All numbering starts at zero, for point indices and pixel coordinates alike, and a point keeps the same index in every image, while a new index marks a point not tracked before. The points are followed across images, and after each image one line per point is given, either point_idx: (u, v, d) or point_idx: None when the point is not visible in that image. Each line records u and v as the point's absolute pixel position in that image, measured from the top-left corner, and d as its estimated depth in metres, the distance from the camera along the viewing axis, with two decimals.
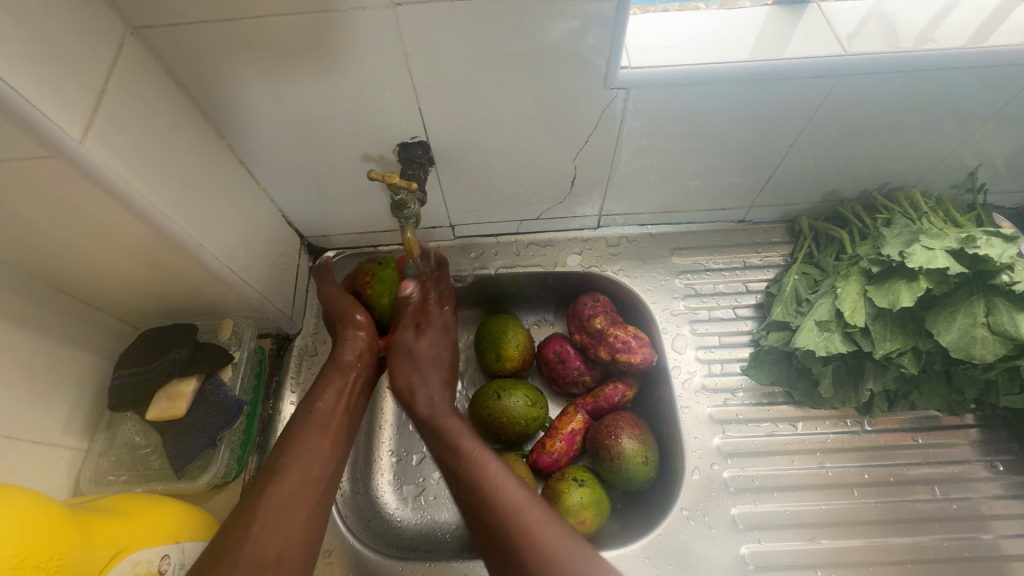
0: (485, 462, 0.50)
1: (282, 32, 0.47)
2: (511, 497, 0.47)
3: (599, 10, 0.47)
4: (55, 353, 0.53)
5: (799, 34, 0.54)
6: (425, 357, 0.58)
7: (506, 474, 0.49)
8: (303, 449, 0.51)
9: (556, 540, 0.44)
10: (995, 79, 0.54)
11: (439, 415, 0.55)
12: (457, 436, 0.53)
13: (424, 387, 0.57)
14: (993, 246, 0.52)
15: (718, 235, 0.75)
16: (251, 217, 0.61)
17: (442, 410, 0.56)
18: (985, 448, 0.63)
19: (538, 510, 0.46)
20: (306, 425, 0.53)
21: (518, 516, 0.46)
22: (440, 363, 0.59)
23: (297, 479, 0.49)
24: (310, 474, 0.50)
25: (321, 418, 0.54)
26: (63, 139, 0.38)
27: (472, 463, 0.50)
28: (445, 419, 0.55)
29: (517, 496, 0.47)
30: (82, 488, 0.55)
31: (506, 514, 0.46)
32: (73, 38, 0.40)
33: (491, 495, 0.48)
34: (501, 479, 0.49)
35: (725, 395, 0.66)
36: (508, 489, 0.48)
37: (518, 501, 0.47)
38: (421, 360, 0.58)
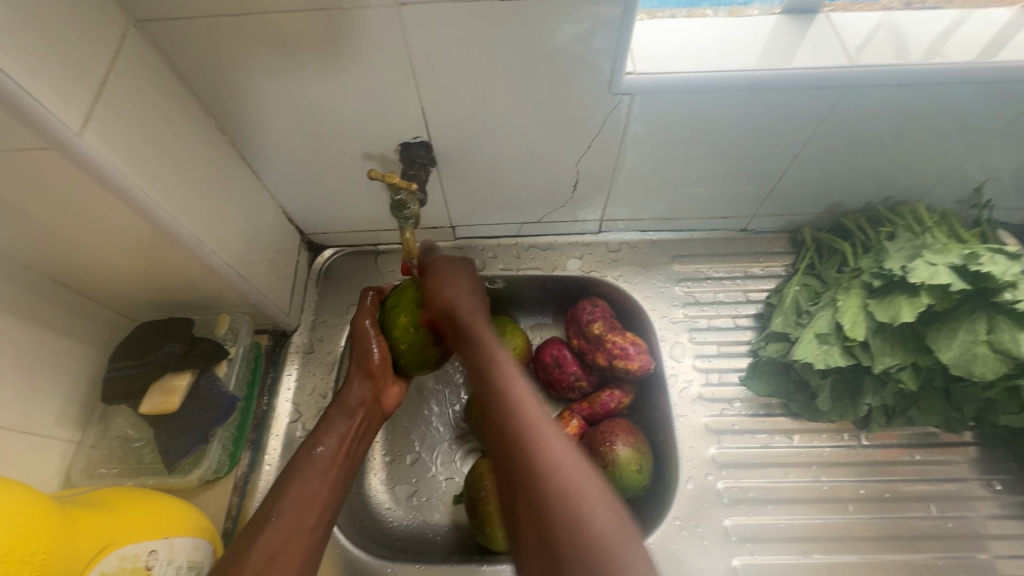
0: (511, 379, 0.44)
1: (285, 29, 0.47)
2: (526, 415, 0.41)
3: (605, 15, 0.47)
4: (50, 344, 0.52)
5: (806, 43, 0.54)
6: (449, 282, 0.53)
7: (529, 395, 0.43)
8: (301, 496, 0.50)
9: None
10: (1003, 95, 0.53)
11: (466, 321, 0.50)
12: (484, 343, 0.47)
13: (416, 385, 0.55)
14: (997, 263, 0.51)
15: (720, 243, 0.75)
16: (251, 213, 0.61)
17: (468, 316, 0.50)
18: (983, 467, 0.62)
19: (556, 438, 0.39)
20: (304, 470, 0.51)
21: (534, 433, 0.40)
22: (470, 290, 0.53)
23: (291, 525, 0.47)
24: (305, 521, 0.48)
25: (320, 464, 0.52)
26: (60, 131, 0.38)
27: (499, 375, 0.45)
28: (473, 329, 0.49)
29: (536, 416, 0.41)
30: (73, 480, 0.55)
31: (519, 432, 0.40)
32: (75, 30, 0.39)
33: (511, 419, 0.41)
34: (523, 398, 0.42)
35: (721, 405, 0.65)
36: (524, 405, 0.42)
37: (535, 418, 0.41)
38: (442, 281, 0.54)
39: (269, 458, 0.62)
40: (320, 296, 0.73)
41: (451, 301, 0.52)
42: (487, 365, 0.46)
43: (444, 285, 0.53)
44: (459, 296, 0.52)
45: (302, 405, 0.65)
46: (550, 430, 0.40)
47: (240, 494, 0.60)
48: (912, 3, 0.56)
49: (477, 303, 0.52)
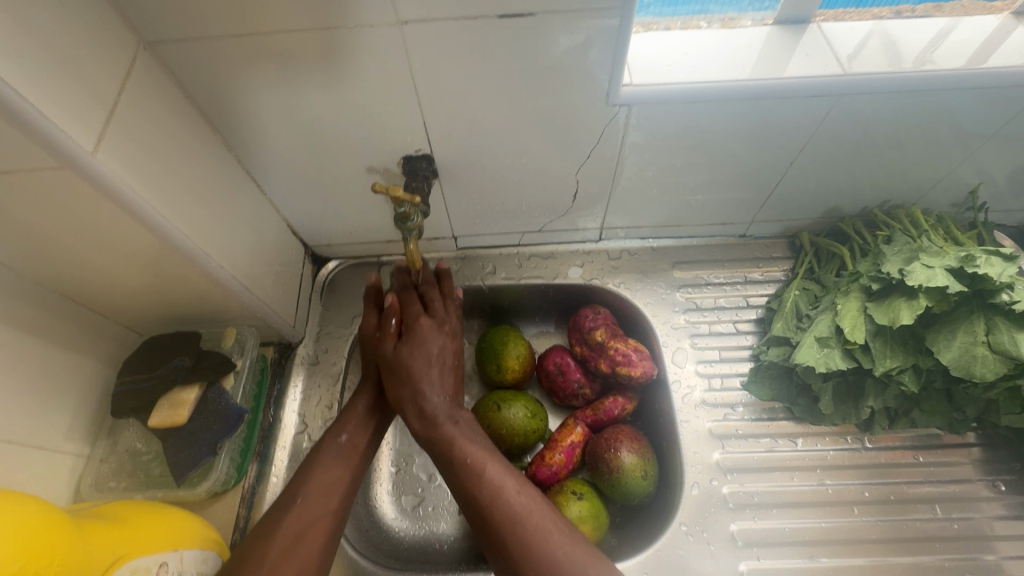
0: (486, 466, 0.49)
1: (290, 47, 0.48)
2: (523, 532, 0.45)
3: (601, 29, 0.48)
4: (60, 359, 0.53)
5: (799, 53, 0.55)
6: (411, 363, 0.55)
7: (506, 475, 0.49)
8: (325, 482, 0.51)
9: (501, 493, 0.47)
10: (995, 100, 0.54)
11: (432, 426, 0.53)
12: (450, 442, 0.51)
13: (414, 400, 0.54)
14: (993, 265, 0.52)
15: (719, 249, 0.76)
16: (257, 227, 0.62)
17: (438, 418, 0.53)
18: (987, 468, 0.62)
19: (541, 518, 0.46)
20: (329, 456, 0.53)
21: (527, 526, 0.45)
22: (436, 362, 0.56)
23: (310, 512, 0.48)
24: (327, 505, 0.49)
25: (344, 451, 0.54)
26: (75, 150, 0.39)
27: (472, 475, 0.49)
28: (440, 430, 0.52)
29: (521, 508, 0.46)
30: (82, 494, 0.55)
31: (529, 547, 0.44)
32: (88, 53, 0.41)
33: (502, 523, 0.46)
34: (502, 488, 0.48)
35: (725, 409, 0.66)
36: (515, 496, 0.47)
37: (525, 510, 0.46)
38: (407, 367, 0.55)
39: (277, 471, 0.62)
40: (325, 307, 0.74)
41: (412, 404, 0.54)
42: (463, 467, 0.50)
43: (405, 360, 0.55)
44: (427, 366, 0.55)
45: (307, 416, 0.66)
46: (540, 515, 0.46)
47: (247, 506, 0.60)
48: (903, 12, 0.58)
49: (436, 376, 0.55)
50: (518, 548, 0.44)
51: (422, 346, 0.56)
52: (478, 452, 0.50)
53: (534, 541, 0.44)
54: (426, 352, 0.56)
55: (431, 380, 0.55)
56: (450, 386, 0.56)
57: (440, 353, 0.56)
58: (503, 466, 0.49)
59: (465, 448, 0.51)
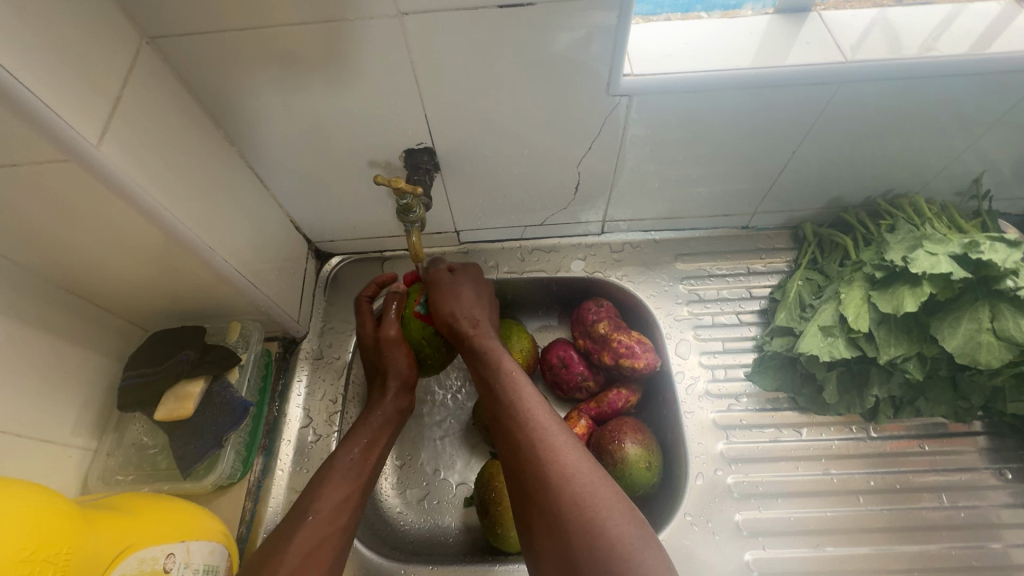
0: (532, 410, 0.50)
1: (291, 41, 0.48)
2: (553, 443, 0.47)
3: (601, 18, 0.48)
4: (67, 353, 0.54)
5: (800, 41, 0.55)
6: (457, 290, 0.61)
7: (542, 404, 0.50)
8: (335, 498, 0.51)
9: (545, 429, 0.48)
10: (997, 86, 0.54)
11: (473, 336, 0.58)
12: (495, 352, 0.56)
13: (459, 306, 0.59)
14: (997, 251, 0.52)
15: (722, 241, 0.76)
16: (260, 222, 0.62)
17: (477, 330, 0.58)
18: (993, 456, 0.62)
19: (576, 454, 0.46)
20: (339, 473, 0.53)
21: (553, 459, 0.46)
22: (478, 300, 0.61)
23: (321, 528, 0.49)
24: (337, 521, 0.50)
25: (353, 466, 0.54)
26: (79, 143, 0.39)
27: (512, 386, 0.52)
28: (477, 340, 0.57)
29: (542, 420, 0.49)
30: (89, 487, 0.56)
31: (548, 456, 0.46)
32: (91, 48, 0.41)
33: (533, 432, 0.48)
34: (540, 418, 0.49)
35: (729, 400, 0.66)
36: (550, 426, 0.48)
37: (562, 444, 0.47)
38: (451, 291, 0.61)
39: (282, 464, 0.62)
40: (328, 302, 0.74)
41: (458, 316, 0.59)
42: (505, 387, 0.52)
43: (460, 290, 0.61)
44: (467, 307, 0.60)
45: (311, 411, 0.66)
46: (571, 455, 0.46)
47: (253, 499, 0.60)
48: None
49: (481, 324, 0.59)
50: (539, 459, 0.46)
51: (462, 288, 0.62)
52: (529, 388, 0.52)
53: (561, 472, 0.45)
54: (471, 294, 0.61)
55: (464, 315, 0.59)
56: (487, 318, 0.61)
57: (481, 299, 0.62)
58: (536, 389, 0.52)
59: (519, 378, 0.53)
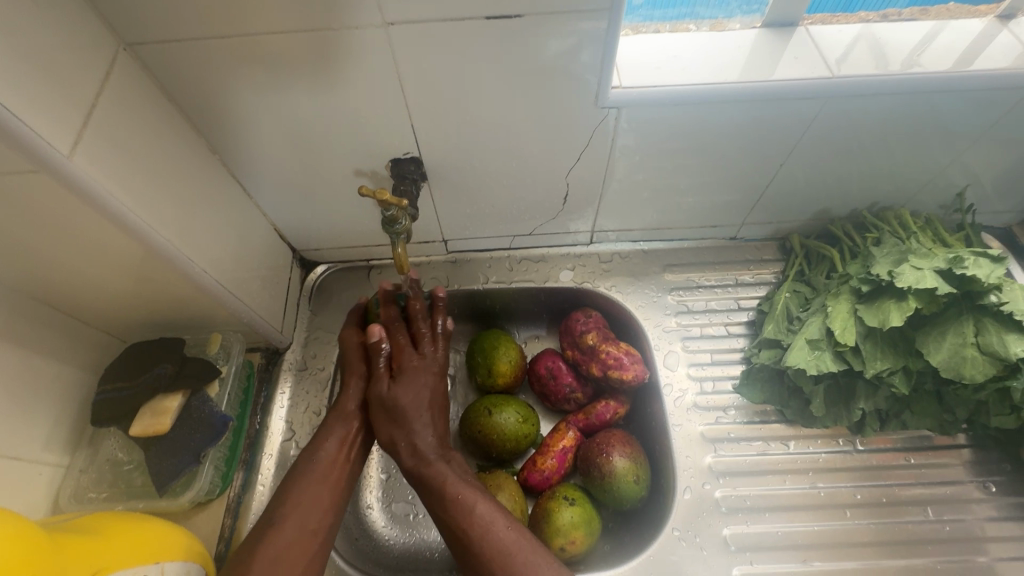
0: (477, 502, 0.51)
1: (275, 50, 0.48)
2: (500, 540, 0.49)
3: (590, 29, 0.47)
4: (39, 367, 0.52)
5: (787, 56, 0.55)
6: (405, 406, 0.57)
7: (496, 513, 0.50)
8: (304, 500, 0.52)
9: (509, 542, 0.48)
10: (981, 102, 0.55)
11: (424, 464, 0.55)
12: (444, 480, 0.53)
13: (405, 436, 0.57)
14: (981, 266, 0.53)
15: (710, 252, 0.76)
16: (243, 231, 0.61)
17: (428, 456, 0.55)
18: (978, 469, 0.62)
19: (517, 533, 0.49)
20: (305, 476, 0.54)
21: (510, 558, 0.48)
22: (426, 404, 0.58)
23: (294, 531, 0.50)
24: (308, 524, 0.51)
25: (322, 468, 0.55)
26: (51, 154, 0.38)
27: (461, 508, 0.51)
28: (432, 467, 0.54)
29: (504, 535, 0.49)
30: (61, 505, 0.54)
31: (501, 560, 0.48)
32: (64, 55, 0.40)
33: (483, 536, 0.49)
34: (490, 523, 0.50)
35: (717, 413, 0.65)
36: (504, 530, 0.49)
37: (512, 544, 0.48)
38: (402, 410, 0.57)
39: (263, 478, 0.61)
40: (313, 312, 0.73)
41: (406, 445, 0.56)
42: (458, 502, 0.52)
43: (404, 402, 0.57)
44: (415, 412, 0.57)
45: (294, 423, 0.65)
46: (527, 548, 0.48)
47: (233, 516, 0.59)
48: (890, 15, 0.58)
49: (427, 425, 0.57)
50: (491, 554, 0.48)
51: (408, 386, 0.58)
52: (468, 489, 0.52)
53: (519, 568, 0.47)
54: (417, 398, 0.58)
55: (410, 415, 0.57)
56: (429, 401, 0.58)
57: (426, 388, 0.58)
58: (492, 504, 0.51)
59: (460, 486, 0.52)
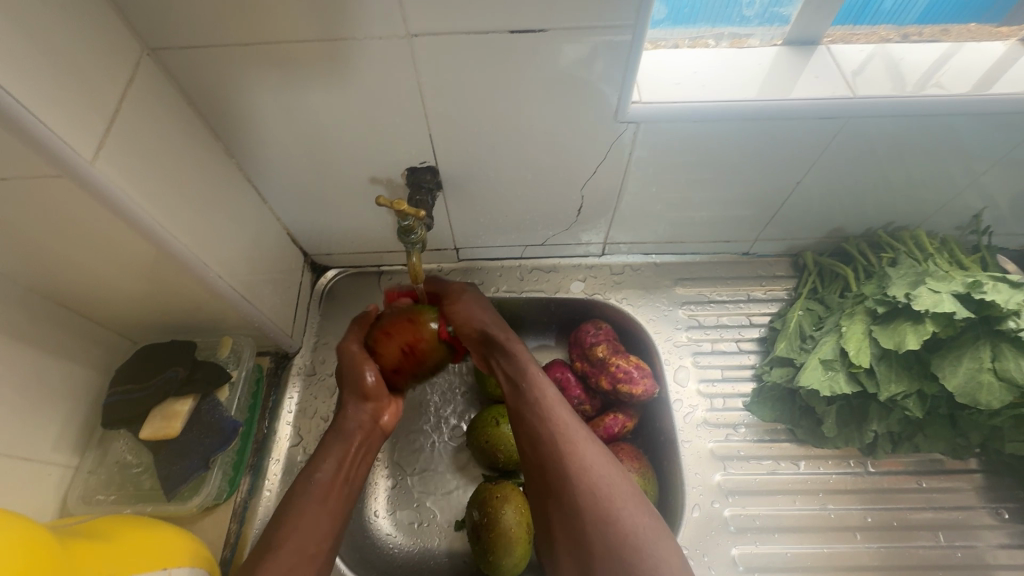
0: (556, 410, 0.50)
1: (296, 57, 0.48)
2: (585, 457, 0.47)
3: (612, 41, 0.47)
4: (51, 367, 0.52)
5: (808, 74, 0.55)
6: (462, 315, 0.55)
7: (562, 405, 0.51)
8: (303, 523, 0.49)
9: (577, 439, 0.48)
10: (1002, 126, 0.54)
11: (489, 351, 0.55)
12: (513, 363, 0.54)
13: (466, 330, 0.55)
14: (1000, 291, 0.52)
15: (722, 267, 0.75)
16: (257, 235, 0.61)
17: (496, 340, 0.55)
18: (991, 495, 0.62)
19: (594, 450, 0.48)
20: (305, 496, 0.51)
21: (578, 452, 0.47)
22: (492, 322, 0.57)
23: (292, 555, 0.47)
24: (306, 549, 0.48)
25: (321, 489, 0.51)
26: (73, 160, 0.38)
27: (534, 388, 0.51)
28: (498, 359, 0.54)
29: (577, 434, 0.48)
30: (68, 506, 0.54)
31: (560, 453, 0.47)
32: (88, 59, 0.40)
33: (568, 451, 0.47)
34: (564, 417, 0.49)
35: (726, 430, 0.65)
36: (570, 425, 0.49)
37: (587, 450, 0.47)
38: (456, 320, 0.55)
39: (270, 484, 0.61)
40: (322, 317, 0.73)
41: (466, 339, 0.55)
42: (526, 382, 0.52)
43: (462, 312, 0.56)
44: (489, 320, 0.56)
45: (302, 429, 0.65)
46: (595, 452, 0.48)
47: (239, 521, 0.59)
48: (909, 35, 0.58)
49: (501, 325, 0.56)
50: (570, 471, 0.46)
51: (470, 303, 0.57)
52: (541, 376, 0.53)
53: (586, 467, 0.46)
54: (478, 309, 0.57)
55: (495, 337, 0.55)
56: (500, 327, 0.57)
57: (493, 321, 0.56)
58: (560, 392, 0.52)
59: (537, 379, 0.52)
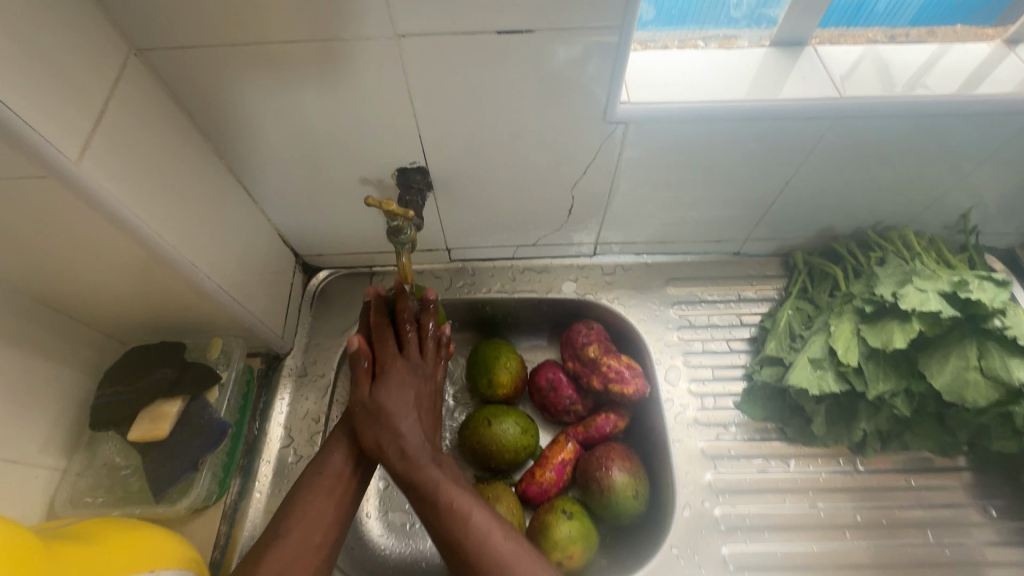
0: (486, 536, 0.47)
1: (284, 58, 0.48)
2: (501, 554, 0.46)
3: (600, 41, 0.47)
4: (39, 370, 0.52)
5: (795, 75, 0.55)
6: (390, 406, 0.53)
7: (494, 521, 0.48)
8: (310, 512, 0.51)
9: (489, 531, 0.47)
10: (988, 126, 0.55)
11: (413, 466, 0.51)
12: (436, 484, 0.50)
13: (392, 438, 0.53)
14: (986, 290, 0.53)
15: (713, 267, 0.76)
16: (247, 237, 0.61)
17: (417, 459, 0.52)
18: (979, 493, 0.62)
19: (500, 535, 0.47)
20: (313, 487, 0.53)
21: (507, 567, 0.45)
22: (413, 407, 0.54)
23: (296, 546, 0.49)
24: (312, 540, 0.50)
25: (328, 482, 0.53)
26: (59, 160, 0.38)
27: (452, 517, 0.48)
28: (422, 472, 0.51)
29: (498, 543, 0.46)
30: (56, 509, 0.54)
31: (486, 558, 0.46)
32: (75, 60, 0.40)
33: (493, 566, 0.45)
34: (488, 531, 0.47)
35: (717, 429, 0.65)
36: (498, 538, 0.47)
37: (514, 554, 0.46)
38: (386, 411, 0.53)
39: (260, 485, 0.61)
40: (314, 318, 0.73)
41: (392, 443, 0.52)
42: (446, 507, 0.49)
43: (387, 401, 0.54)
44: (404, 410, 0.53)
45: (293, 430, 0.64)
46: (523, 560, 0.45)
47: (229, 522, 0.59)
48: (896, 36, 0.58)
49: (417, 439, 0.53)
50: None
51: (395, 389, 0.54)
52: (464, 497, 0.49)
53: (508, 565, 0.45)
54: (404, 395, 0.54)
55: (414, 445, 0.52)
56: (424, 438, 0.53)
57: (416, 399, 0.55)
58: (489, 512, 0.49)
59: (452, 492, 0.49)
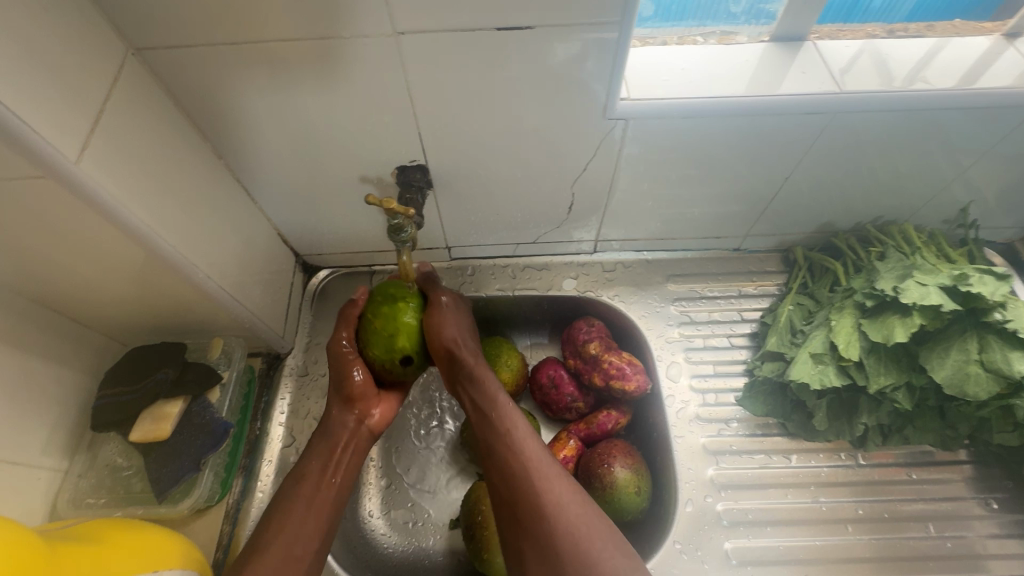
0: (523, 435, 0.49)
1: (282, 56, 0.47)
2: (543, 469, 0.47)
3: (600, 36, 0.47)
4: (39, 371, 0.52)
5: (795, 70, 0.55)
6: (440, 319, 0.54)
7: (534, 439, 0.49)
8: (290, 525, 0.49)
9: (531, 448, 0.48)
10: (987, 120, 0.55)
11: (472, 373, 0.53)
12: (492, 393, 0.52)
13: (454, 340, 0.53)
14: (986, 284, 0.53)
15: (713, 263, 0.76)
16: (246, 236, 0.60)
17: (473, 369, 0.53)
18: (980, 486, 0.62)
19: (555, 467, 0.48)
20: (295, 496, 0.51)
21: (545, 482, 0.46)
22: (469, 328, 0.56)
23: (278, 561, 0.47)
24: (292, 552, 0.48)
25: (312, 492, 0.52)
26: (57, 160, 0.38)
27: (507, 421, 0.50)
28: (478, 380, 0.53)
29: (545, 463, 0.47)
30: (59, 510, 0.54)
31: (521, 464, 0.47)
32: (72, 60, 0.40)
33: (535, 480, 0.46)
34: (531, 452, 0.48)
35: (719, 425, 0.65)
36: (540, 459, 0.48)
37: (552, 476, 0.47)
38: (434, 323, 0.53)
39: (263, 484, 0.61)
40: (314, 318, 0.73)
41: (446, 350, 0.53)
42: (500, 417, 0.51)
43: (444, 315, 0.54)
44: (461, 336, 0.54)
45: (295, 429, 0.64)
46: (560, 481, 0.46)
47: (232, 522, 0.59)
48: (896, 31, 0.58)
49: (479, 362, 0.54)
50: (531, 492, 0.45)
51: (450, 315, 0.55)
52: (514, 411, 0.51)
53: (544, 479, 0.46)
54: (458, 317, 0.56)
55: (469, 357, 0.53)
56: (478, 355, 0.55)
57: (469, 327, 0.57)
58: (531, 429, 0.50)
59: (505, 403, 0.52)
